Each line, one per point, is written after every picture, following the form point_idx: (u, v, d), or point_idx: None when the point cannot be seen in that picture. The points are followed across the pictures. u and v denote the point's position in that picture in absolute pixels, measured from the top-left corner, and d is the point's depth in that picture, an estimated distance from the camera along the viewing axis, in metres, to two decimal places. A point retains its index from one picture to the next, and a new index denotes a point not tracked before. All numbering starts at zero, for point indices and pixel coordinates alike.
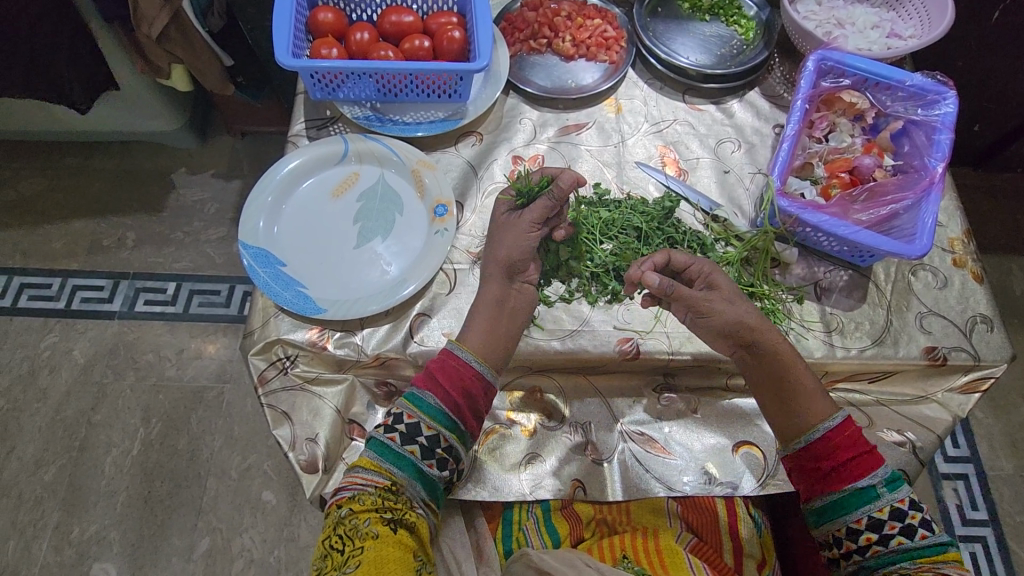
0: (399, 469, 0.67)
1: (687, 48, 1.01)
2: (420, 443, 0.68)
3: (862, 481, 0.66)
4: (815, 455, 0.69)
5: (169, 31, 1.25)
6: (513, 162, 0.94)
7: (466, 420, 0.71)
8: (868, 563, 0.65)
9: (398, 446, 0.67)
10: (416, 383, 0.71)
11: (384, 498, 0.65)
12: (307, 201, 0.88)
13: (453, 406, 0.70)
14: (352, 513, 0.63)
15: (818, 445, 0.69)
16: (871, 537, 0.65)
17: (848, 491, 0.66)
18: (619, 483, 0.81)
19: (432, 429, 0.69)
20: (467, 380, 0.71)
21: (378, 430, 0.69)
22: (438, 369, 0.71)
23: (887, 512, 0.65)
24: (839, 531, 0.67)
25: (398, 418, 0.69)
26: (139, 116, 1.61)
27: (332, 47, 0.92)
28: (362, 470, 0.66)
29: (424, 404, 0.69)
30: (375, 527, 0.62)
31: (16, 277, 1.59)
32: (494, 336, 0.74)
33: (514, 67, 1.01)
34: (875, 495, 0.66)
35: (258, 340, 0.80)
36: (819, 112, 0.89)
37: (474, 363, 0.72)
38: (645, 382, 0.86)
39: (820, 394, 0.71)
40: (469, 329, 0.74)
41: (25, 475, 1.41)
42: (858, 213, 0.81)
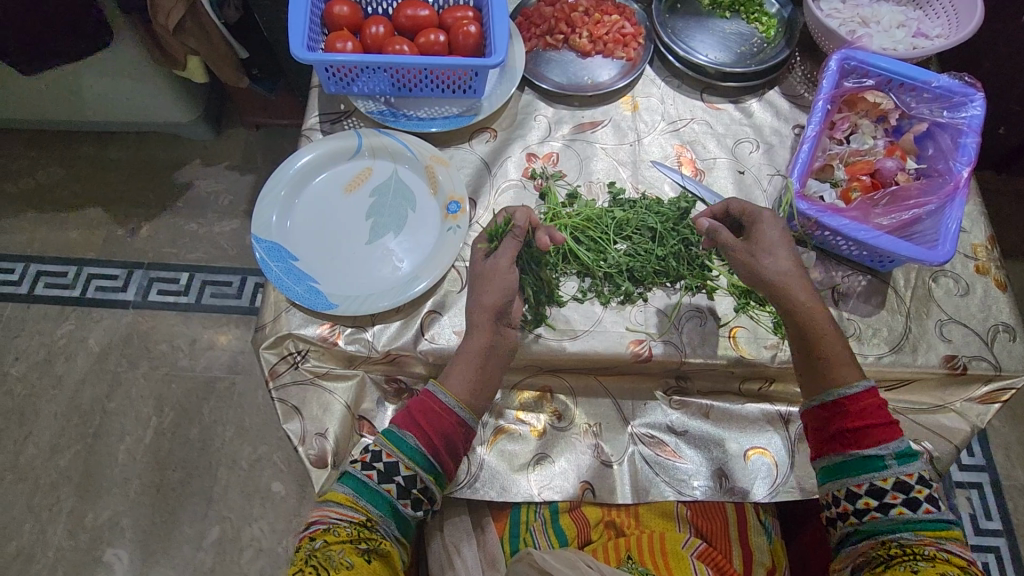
0: (375, 506, 0.64)
1: (706, 46, 1.00)
2: (397, 482, 0.65)
3: (871, 448, 0.67)
4: (828, 415, 0.69)
5: (185, 23, 1.25)
6: (527, 160, 0.93)
7: (444, 464, 0.68)
8: (864, 527, 0.65)
9: (376, 484, 0.65)
10: (396, 421, 0.68)
11: (360, 531, 0.63)
12: (320, 196, 0.87)
13: (433, 448, 0.67)
14: (326, 545, 0.60)
15: (830, 406, 0.69)
16: (870, 503, 0.66)
17: (854, 455, 0.67)
18: (627, 485, 0.81)
19: (410, 470, 0.66)
20: (448, 422, 0.68)
21: (355, 466, 0.66)
22: (418, 410, 0.68)
23: (890, 481, 0.65)
24: (839, 491, 0.68)
25: (376, 456, 0.66)
26: (155, 106, 1.62)
27: (347, 40, 0.91)
28: (334, 505, 0.64)
29: (405, 445, 0.66)
30: (350, 557, 0.60)
31: (34, 265, 1.61)
32: (479, 380, 0.71)
33: (530, 63, 1.00)
34: (882, 465, 0.66)
35: (270, 335, 0.80)
36: (841, 112, 0.87)
37: (456, 407, 0.69)
38: (657, 385, 0.85)
39: (846, 360, 0.70)
40: (453, 371, 0.71)
41: (41, 460, 1.43)
42: (880, 217, 0.79)
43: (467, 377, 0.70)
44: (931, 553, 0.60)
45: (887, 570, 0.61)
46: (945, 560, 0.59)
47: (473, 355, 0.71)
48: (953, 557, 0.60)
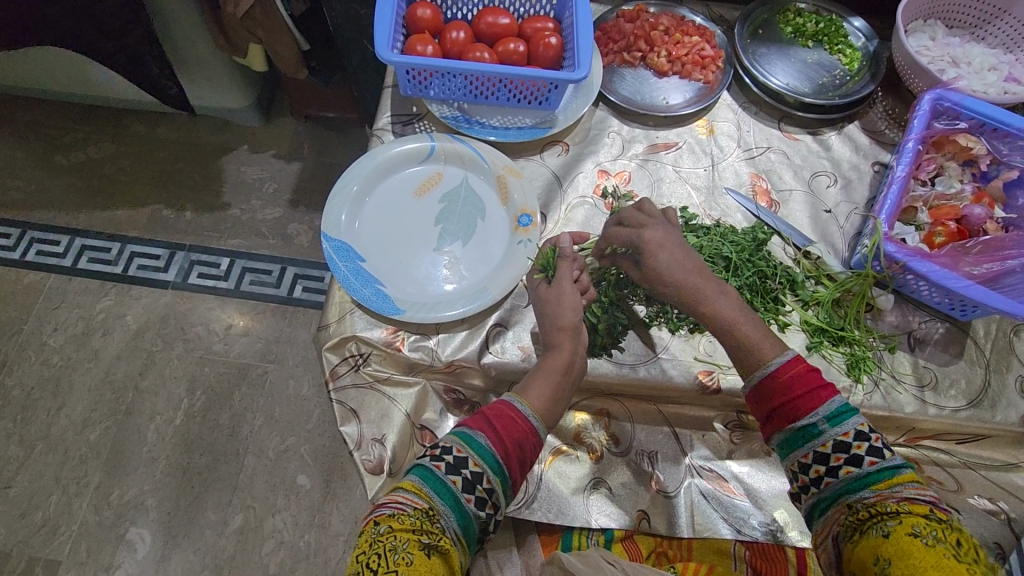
0: (438, 495, 0.62)
1: (787, 73, 0.97)
2: (464, 475, 0.64)
3: (803, 419, 0.63)
4: (759, 398, 0.67)
5: (254, 12, 1.26)
6: (599, 176, 0.92)
7: (512, 470, 0.66)
8: (825, 493, 0.62)
9: (442, 474, 0.63)
10: (468, 422, 0.68)
11: (422, 521, 0.60)
12: (389, 197, 0.86)
13: (500, 450, 0.66)
14: (390, 532, 0.58)
15: (756, 391, 0.67)
16: (820, 470, 0.62)
17: (792, 429, 0.64)
18: (685, 518, 0.79)
19: (478, 467, 0.64)
20: (516, 427, 0.68)
21: (425, 458, 0.65)
22: (494, 415, 0.68)
23: (831, 445, 0.62)
24: (793, 464, 0.65)
25: (445, 450, 0.65)
26: (210, 90, 1.63)
27: (428, 44, 0.90)
28: (403, 491, 0.62)
29: (475, 442, 0.65)
30: (412, 552, 0.57)
31: (78, 238, 1.63)
32: (556, 394, 0.71)
33: (605, 78, 0.98)
34: (818, 431, 0.63)
35: (334, 335, 0.79)
36: (927, 154, 0.85)
37: (527, 412, 0.69)
38: (718, 416, 0.83)
39: (767, 336, 0.68)
40: (530, 382, 0.72)
41: (72, 433, 1.44)
42: (969, 266, 0.77)
43: (544, 388, 0.71)
44: (894, 508, 0.56)
45: (861, 538, 0.56)
46: (909, 512, 0.55)
47: (555, 367, 0.72)
48: (915, 506, 0.55)
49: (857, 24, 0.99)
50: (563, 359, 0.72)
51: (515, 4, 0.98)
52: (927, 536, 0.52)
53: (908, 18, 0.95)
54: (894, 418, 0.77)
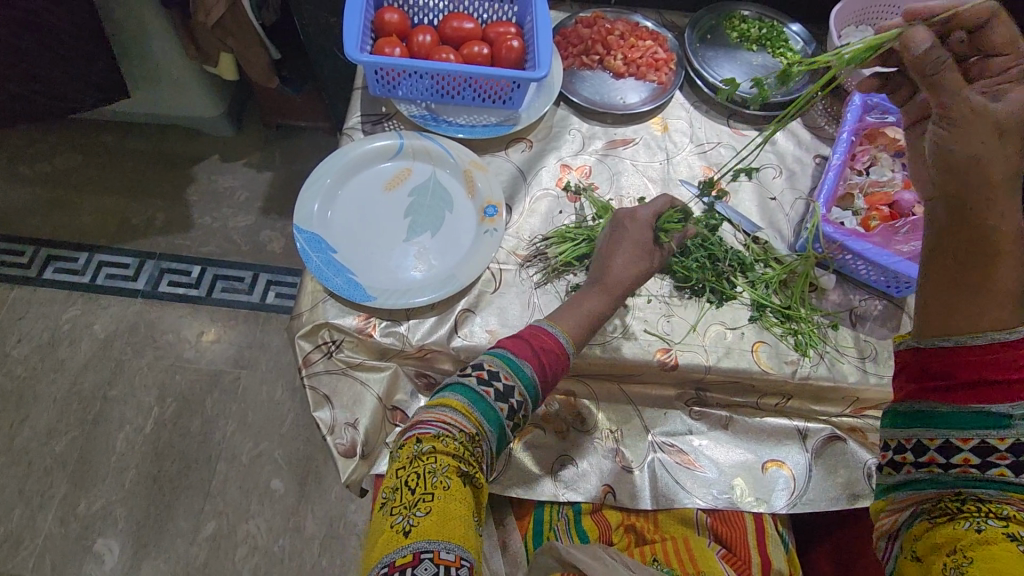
0: (487, 421, 0.65)
1: (733, 75, 1.04)
2: (509, 403, 0.67)
3: (1001, 405, 0.53)
4: (946, 359, 0.57)
5: (224, 21, 1.29)
6: (561, 170, 0.96)
7: (545, 393, 0.72)
8: (946, 479, 0.56)
9: (491, 400, 0.66)
10: (512, 348, 0.70)
11: (465, 449, 0.62)
12: (360, 191, 0.89)
13: (540, 378, 0.71)
14: (433, 454, 0.60)
15: (973, 354, 0.55)
16: (969, 459, 0.55)
17: (972, 408, 0.55)
18: (648, 492, 0.82)
19: (521, 396, 0.69)
20: (556, 358, 0.72)
21: (472, 380, 0.67)
22: (538, 344, 0.71)
23: (1008, 442, 0.53)
24: (931, 440, 0.57)
25: (492, 374, 0.68)
26: (180, 99, 1.64)
27: (396, 47, 0.95)
28: (451, 414, 0.64)
29: (521, 372, 0.69)
30: (450, 478, 0.59)
31: (43, 248, 1.61)
32: (589, 329, 0.76)
33: (566, 79, 1.04)
34: (1006, 423, 0.53)
35: (306, 323, 0.81)
36: (861, 145, 0.92)
37: (565, 342, 0.74)
38: (677, 395, 0.87)
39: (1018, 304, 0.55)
40: (567, 315, 0.76)
41: (36, 444, 1.41)
42: (900, 244, 0.82)
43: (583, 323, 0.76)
44: (1012, 515, 0.52)
45: (947, 523, 0.55)
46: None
47: (593, 310, 0.76)
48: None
49: (796, 30, 1.08)
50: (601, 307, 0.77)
51: (479, 10, 1.03)
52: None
53: (842, 23, 1.03)
54: (839, 388, 0.83)
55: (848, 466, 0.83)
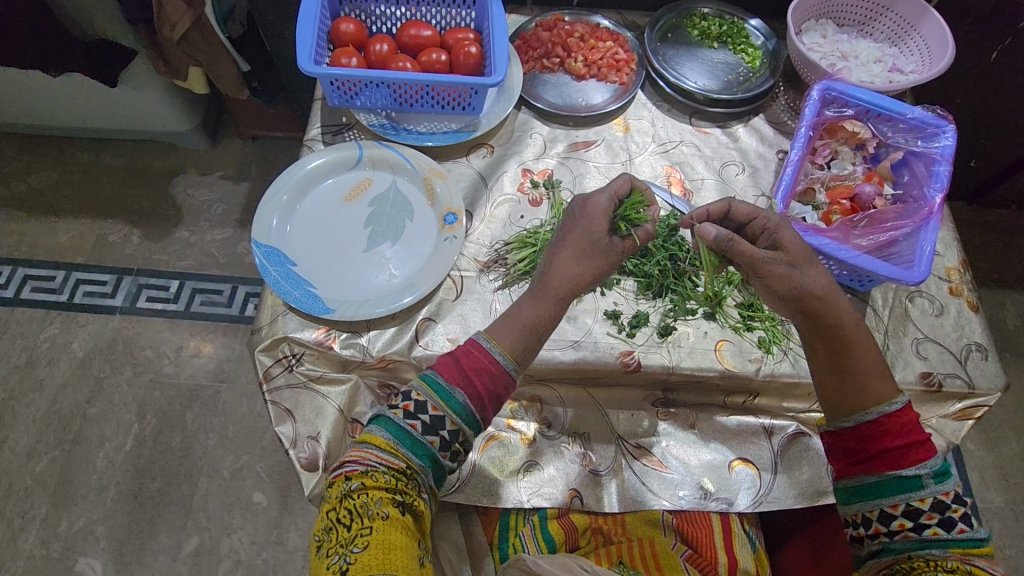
0: (415, 456, 0.65)
1: (695, 73, 1.04)
2: (441, 435, 0.66)
3: (908, 468, 0.65)
4: (860, 437, 0.68)
5: (191, 35, 1.28)
6: (523, 175, 0.96)
7: (486, 418, 0.69)
8: (895, 546, 0.65)
9: (419, 434, 0.66)
10: (442, 372, 0.68)
11: (397, 480, 0.64)
12: (320, 204, 0.89)
13: (476, 404, 0.68)
14: (363, 490, 0.62)
15: (864, 428, 0.68)
16: (905, 524, 0.65)
17: (894, 476, 0.66)
18: (615, 494, 0.82)
19: (454, 425, 0.67)
20: (493, 379, 0.68)
21: (398, 414, 0.66)
22: (470, 366, 0.68)
23: (928, 501, 0.64)
24: (870, 512, 0.67)
25: (419, 406, 0.66)
26: (153, 114, 1.64)
27: (352, 56, 0.95)
28: (375, 449, 0.65)
29: (453, 400, 0.66)
30: (385, 509, 0.62)
31: (20, 268, 1.60)
32: (528, 341, 0.71)
33: (527, 84, 1.04)
34: (919, 485, 0.65)
35: (265, 337, 0.81)
36: (822, 139, 0.92)
37: (501, 359, 0.69)
38: (644, 396, 0.87)
39: (877, 375, 0.69)
40: (504, 327, 0.71)
41: (17, 465, 1.40)
42: (859, 238, 0.84)
43: (520, 334, 0.70)
44: (955, 566, 0.62)
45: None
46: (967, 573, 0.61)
47: (534, 315, 0.71)
48: (976, 569, 0.62)
49: (756, 25, 1.07)
50: (546, 312, 0.71)
51: (437, 17, 1.03)
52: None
53: (801, 18, 1.03)
54: (803, 384, 0.82)
55: (812, 463, 0.83)
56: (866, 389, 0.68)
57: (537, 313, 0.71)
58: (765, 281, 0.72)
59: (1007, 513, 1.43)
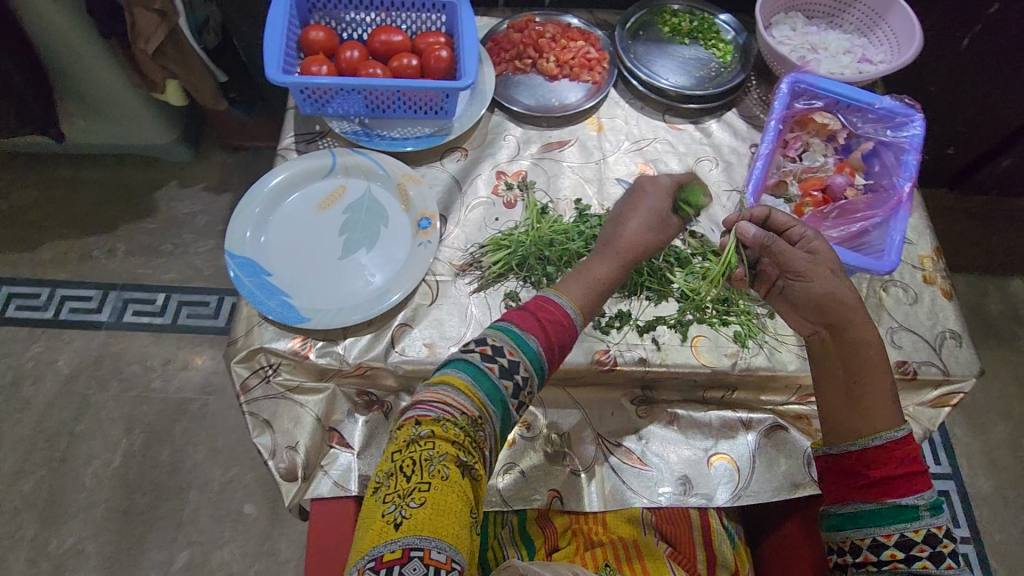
0: (490, 401, 0.64)
1: (667, 70, 1.04)
2: (514, 380, 0.66)
3: (907, 498, 0.65)
4: (864, 462, 0.67)
5: (165, 48, 1.28)
6: (497, 177, 0.96)
7: (551, 369, 0.70)
8: None
9: (494, 377, 0.65)
10: (517, 321, 0.69)
11: (467, 431, 0.60)
12: (295, 213, 0.89)
13: (546, 353, 0.69)
14: (432, 437, 0.58)
15: (874, 451, 0.67)
16: (895, 554, 0.65)
17: (892, 505, 0.66)
18: (595, 493, 0.82)
19: (526, 370, 0.67)
20: (562, 330, 0.71)
21: (476, 357, 0.66)
22: (543, 315, 0.70)
23: (922, 533, 0.65)
24: (862, 540, 0.67)
25: (496, 350, 0.66)
26: (132, 128, 1.63)
27: (322, 64, 0.95)
28: (452, 394, 0.62)
29: (526, 345, 0.68)
30: (447, 467, 0.57)
31: (3, 287, 1.60)
32: (595, 296, 0.75)
33: (500, 86, 1.04)
34: (915, 516, 0.65)
35: (242, 348, 0.81)
36: (793, 132, 0.93)
37: (572, 312, 0.72)
38: (623, 395, 0.87)
39: (888, 404, 0.68)
40: (576, 283, 0.75)
41: (5, 485, 1.40)
42: (830, 230, 0.85)
43: (586, 291, 0.74)
44: None
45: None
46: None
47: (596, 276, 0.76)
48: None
49: (726, 19, 1.08)
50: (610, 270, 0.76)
51: (407, 22, 1.03)
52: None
53: (770, 12, 1.03)
54: (780, 377, 0.83)
55: (790, 455, 0.83)
56: (878, 412, 0.68)
57: (605, 270, 0.76)
58: (799, 278, 0.74)
59: (995, 498, 1.43)
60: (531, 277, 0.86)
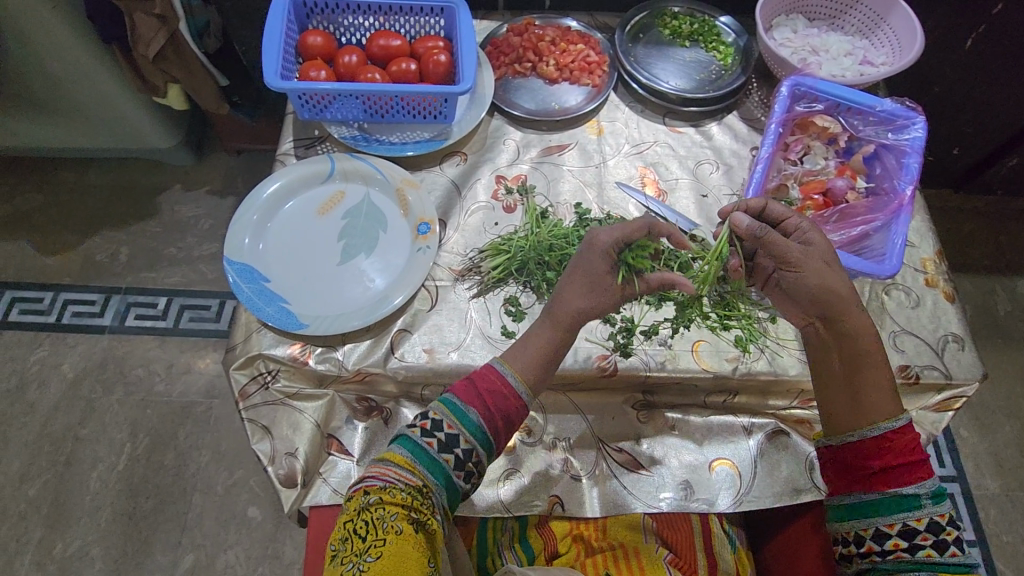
0: (432, 474, 0.65)
1: (667, 73, 1.04)
2: (455, 454, 0.66)
3: (908, 487, 0.65)
4: (862, 454, 0.67)
5: (166, 52, 1.28)
6: (496, 181, 0.96)
7: (498, 439, 0.70)
8: (885, 566, 0.65)
9: (434, 452, 0.66)
10: (459, 393, 0.69)
11: (415, 497, 0.62)
12: (294, 218, 0.89)
13: (489, 424, 0.68)
14: (380, 503, 0.61)
15: (871, 443, 0.67)
16: (899, 544, 0.65)
17: (894, 495, 0.65)
18: (596, 498, 0.82)
19: (467, 443, 0.67)
20: (504, 400, 0.69)
21: (414, 431, 0.66)
22: (483, 386, 0.69)
23: (925, 522, 0.64)
24: (865, 530, 0.66)
25: (435, 425, 0.67)
26: (134, 132, 1.64)
27: (321, 69, 0.95)
28: (394, 465, 0.64)
29: (468, 419, 0.67)
30: (400, 524, 0.60)
31: (8, 291, 1.60)
32: (542, 366, 0.72)
33: (499, 90, 1.03)
34: (917, 504, 0.65)
35: (240, 355, 0.81)
36: (794, 135, 0.92)
37: (515, 384, 0.70)
38: (624, 399, 0.87)
39: (886, 395, 0.68)
40: (519, 352, 0.72)
41: (10, 490, 1.41)
42: (831, 234, 0.84)
43: (534, 360, 0.72)
44: None
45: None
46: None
47: (544, 347, 0.72)
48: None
49: (727, 22, 1.07)
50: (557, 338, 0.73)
51: (406, 27, 1.03)
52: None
53: (771, 14, 1.03)
54: (781, 382, 0.82)
55: (791, 461, 0.83)
56: (875, 403, 0.68)
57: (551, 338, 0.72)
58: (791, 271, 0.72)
59: (1003, 500, 1.42)
60: (530, 282, 0.86)
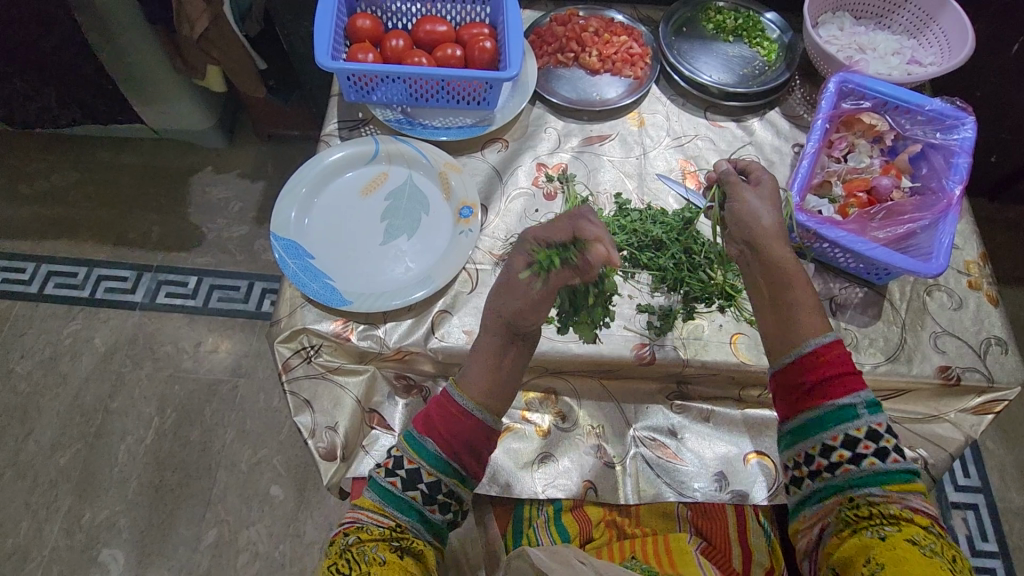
0: (405, 512, 0.66)
1: (710, 67, 1.04)
2: (421, 488, 0.66)
3: (843, 398, 0.66)
4: (797, 374, 0.68)
5: (210, 34, 1.29)
6: (538, 168, 0.97)
7: (467, 463, 0.68)
8: (836, 483, 0.64)
9: (400, 490, 0.66)
10: (416, 425, 0.69)
11: (393, 531, 0.65)
12: (339, 196, 0.90)
13: (451, 452, 0.67)
14: (359, 541, 0.63)
15: (804, 361, 0.68)
16: (844, 455, 0.64)
17: (829, 408, 0.66)
18: (630, 485, 0.83)
19: (432, 476, 0.66)
20: (461, 425, 0.68)
21: (379, 473, 0.67)
22: (438, 415, 0.68)
23: (864, 431, 0.64)
24: (813, 448, 0.66)
25: (397, 461, 0.67)
26: (173, 114, 1.67)
27: (368, 52, 0.96)
28: (366, 507, 0.66)
29: (425, 451, 0.67)
30: (382, 554, 0.62)
31: (44, 264, 1.64)
32: (498, 386, 0.69)
33: (542, 78, 1.04)
34: (855, 415, 0.65)
35: (285, 329, 0.82)
36: (838, 132, 0.92)
37: (472, 410, 0.68)
38: (660, 389, 0.87)
39: (814, 314, 0.70)
40: (470, 373, 0.69)
41: (41, 458, 1.44)
42: (876, 230, 0.83)
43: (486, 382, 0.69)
44: (896, 512, 0.59)
45: (853, 534, 0.60)
46: (910, 518, 0.59)
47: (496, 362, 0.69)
48: (916, 515, 0.59)
49: (772, 18, 1.07)
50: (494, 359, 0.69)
51: (452, 12, 1.04)
52: (924, 546, 0.56)
53: (818, 10, 1.02)
54: None
55: None
56: (805, 322, 0.69)
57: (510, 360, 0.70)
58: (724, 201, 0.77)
59: None
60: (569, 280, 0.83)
